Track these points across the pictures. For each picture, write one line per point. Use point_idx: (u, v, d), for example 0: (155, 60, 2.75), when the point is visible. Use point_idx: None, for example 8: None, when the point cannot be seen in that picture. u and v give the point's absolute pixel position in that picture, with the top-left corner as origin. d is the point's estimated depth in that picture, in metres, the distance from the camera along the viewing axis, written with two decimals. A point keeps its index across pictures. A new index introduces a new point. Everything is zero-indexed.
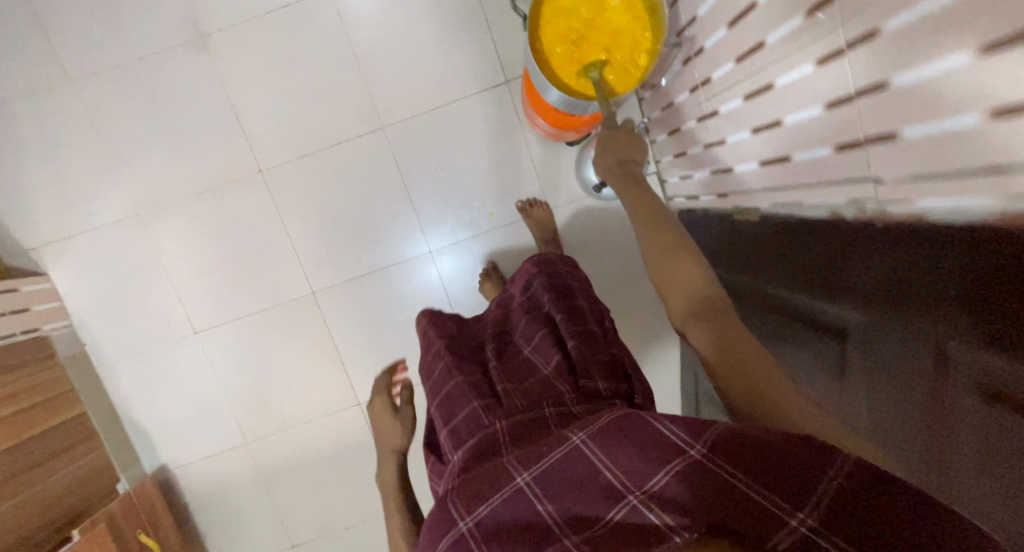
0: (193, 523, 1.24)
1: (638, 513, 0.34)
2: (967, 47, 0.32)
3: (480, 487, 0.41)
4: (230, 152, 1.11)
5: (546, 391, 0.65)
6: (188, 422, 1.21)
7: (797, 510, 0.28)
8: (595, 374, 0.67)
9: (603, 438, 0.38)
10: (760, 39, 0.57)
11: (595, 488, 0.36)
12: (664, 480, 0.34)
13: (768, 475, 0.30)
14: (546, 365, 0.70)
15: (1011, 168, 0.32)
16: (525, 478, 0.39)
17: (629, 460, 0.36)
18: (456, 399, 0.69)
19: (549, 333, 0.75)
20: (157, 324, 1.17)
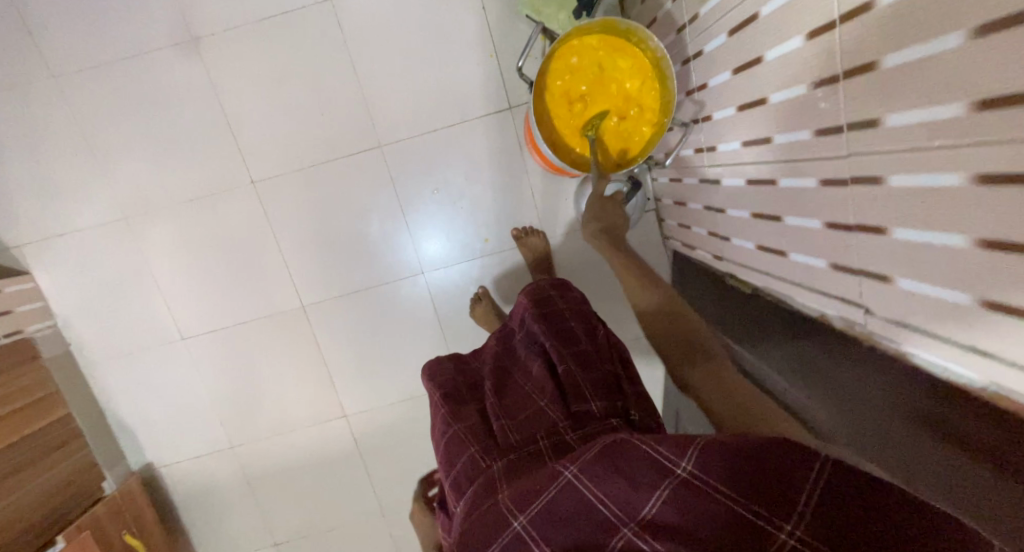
0: (178, 521, 1.25)
1: (635, 546, 0.36)
2: (966, 232, 0.33)
3: (480, 537, 0.44)
4: (222, 163, 1.08)
5: (541, 422, 0.62)
6: (175, 425, 1.21)
7: (784, 522, 0.32)
8: (590, 396, 0.63)
9: (593, 469, 0.42)
10: (767, 134, 0.55)
11: (591, 523, 0.40)
12: (655, 506, 0.37)
13: (758, 484, 0.34)
14: (539, 397, 0.66)
15: (1004, 358, 0.34)
16: (520, 522, 0.42)
17: (619, 491, 0.40)
18: (452, 446, 0.65)
19: (541, 364, 0.70)
20: (144, 328, 1.15)
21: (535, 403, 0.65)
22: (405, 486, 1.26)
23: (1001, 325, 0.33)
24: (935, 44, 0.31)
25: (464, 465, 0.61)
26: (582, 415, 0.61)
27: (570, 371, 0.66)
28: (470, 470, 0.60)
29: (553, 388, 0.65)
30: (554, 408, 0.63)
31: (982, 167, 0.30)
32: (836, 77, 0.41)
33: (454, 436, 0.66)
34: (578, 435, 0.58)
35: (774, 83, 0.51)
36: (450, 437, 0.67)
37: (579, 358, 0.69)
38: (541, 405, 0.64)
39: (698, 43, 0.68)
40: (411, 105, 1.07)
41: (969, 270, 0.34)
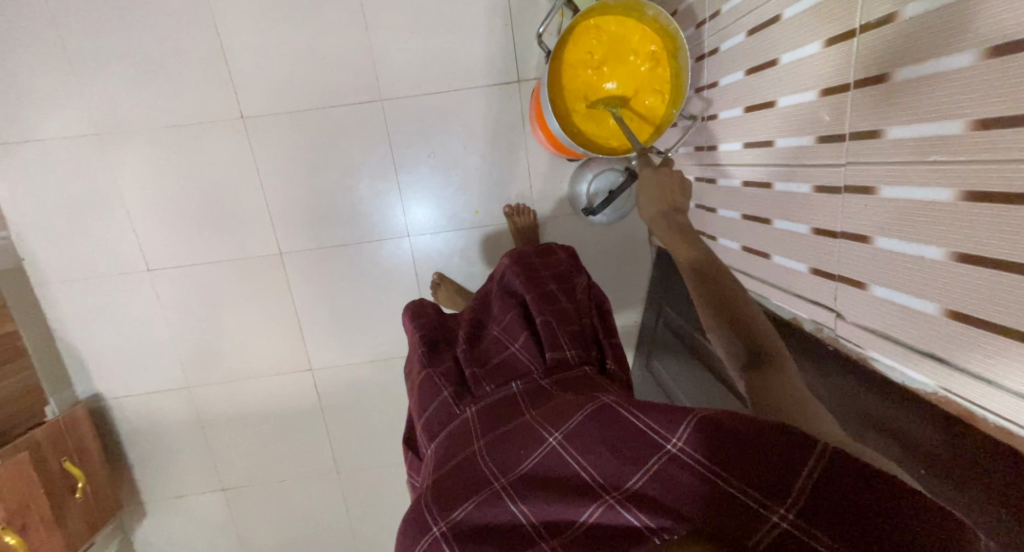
0: (123, 457, 1.22)
1: (615, 513, 0.39)
2: (942, 245, 0.36)
3: (458, 490, 0.46)
4: (210, 94, 1.03)
5: (513, 368, 0.63)
6: (129, 359, 1.16)
7: (777, 506, 0.33)
8: (565, 345, 0.64)
9: (578, 441, 0.44)
10: (771, 139, 0.57)
11: (571, 488, 0.42)
12: (641, 480, 0.39)
13: (753, 467, 0.34)
14: (511, 343, 0.67)
15: (959, 367, 0.37)
16: (501, 483, 0.45)
17: (606, 460, 0.42)
18: (426, 391, 0.65)
19: (516, 313, 0.71)
20: (106, 253, 1.09)
21: (507, 349, 0.66)
22: (365, 446, 1.26)
23: (961, 334, 0.36)
24: (951, 62, 0.33)
25: (439, 409, 0.62)
26: (555, 362, 0.62)
27: (546, 324, 0.66)
28: (445, 416, 0.61)
29: (529, 337, 0.66)
30: (528, 356, 0.64)
31: (973, 183, 0.32)
32: (847, 86, 0.43)
33: (428, 379, 0.66)
34: (550, 381, 0.60)
35: (786, 87, 0.53)
36: (423, 380, 0.66)
37: (556, 314, 0.69)
38: (513, 350, 0.66)
39: (716, 40, 0.69)
40: (418, 62, 1.04)
41: (940, 280, 0.36)
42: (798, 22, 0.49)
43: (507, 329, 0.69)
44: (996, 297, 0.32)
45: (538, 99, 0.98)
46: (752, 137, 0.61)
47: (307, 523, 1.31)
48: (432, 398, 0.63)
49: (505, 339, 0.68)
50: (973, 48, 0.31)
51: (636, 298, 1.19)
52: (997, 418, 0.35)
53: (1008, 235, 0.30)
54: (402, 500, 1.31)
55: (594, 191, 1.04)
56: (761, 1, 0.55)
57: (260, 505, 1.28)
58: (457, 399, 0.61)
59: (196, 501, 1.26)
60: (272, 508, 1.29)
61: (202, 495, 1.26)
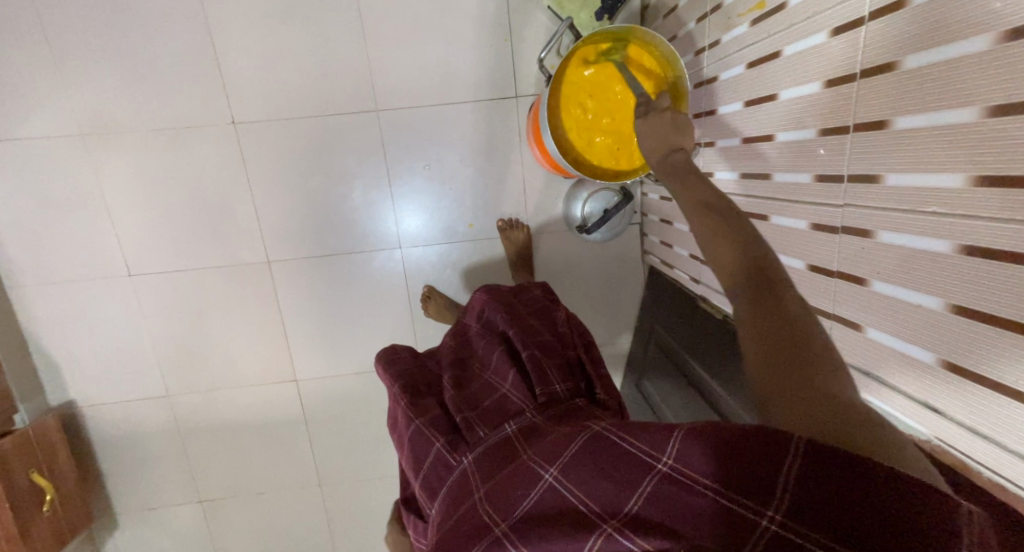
0: (96, 467, 1.18)
1: (615, 543, 0.36)
2: (939, 296, 0.36)
3: (462, 547, 0.45)
4: (201, 97, 1.00)
5: (504, 407, 0.62)
6: (107, 366, 1.12)
7: (768, 508, 0.31)
8: (552, 379, 0.64)
9: (571, 474, 0.43)
10: (768, 172, 0.57)
11: (569, 523, 0.40)
12: (637, 503, 0.38)
13: (744, 479, 0.33)
14: (500, 383, 0.66)
15: (953, 418, 0.37)
16: (501, 529, 0.43)
17: (602, 490, 0.40)
18: (418, 445, 0.63)
19: (501, 351, 0.70)
20: (87, 257, 1.06)
21: (497, 390, 0.65)
22: (349, 459, 1.24)
23: (956, 386, 0.36)
24: (954, 116, 0.33)
25: (436, 464, 0.60)
26: (545, 397, 0.62)
27: (533, 358, 0.66)
28: (443, 469, 0.60)
29: (517, 375, 0.65)
30: (518, 393, 0.63)
31: (972, 238, 0.32)
32: (846, 129, 0.43)
33: (417, 431, 0.64)
34: (542, 416, 0.59)
35: (784, 123, 0.53)
36: (413, 432, 0.65)
37: (542, 346, 0.69)
38: (502, 391, 0.65)
39: (714, 69, 0.69)
40: (416, 74, 1.03)
41: (937, 329, 0.36)
42: (798, 60, 0.49)
43: (494, 368, 0.68)
44: (994, 353, 0.32)
45: (535, 116, 0.98)
46: (749, 169, 0.62)
47: (287, 536, 1.27)
48: (426, 452, 0.62)
49: (493, 380, 0.67)
50: (977, 105, 0.31)
51: (628, 316, 1.19)
52: (992, 472, 0.35)
53: (1006, 292, 0.30)
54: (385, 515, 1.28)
55: (589, 211, 1.03)
56: (762, 36, 0.55)
57: (238, 518, 1.25)
58: (451, 448, 0.60)
59: (171, 513, 1.22)
60: (251, 522, 1.25)
61: (177, 507, 1.22)
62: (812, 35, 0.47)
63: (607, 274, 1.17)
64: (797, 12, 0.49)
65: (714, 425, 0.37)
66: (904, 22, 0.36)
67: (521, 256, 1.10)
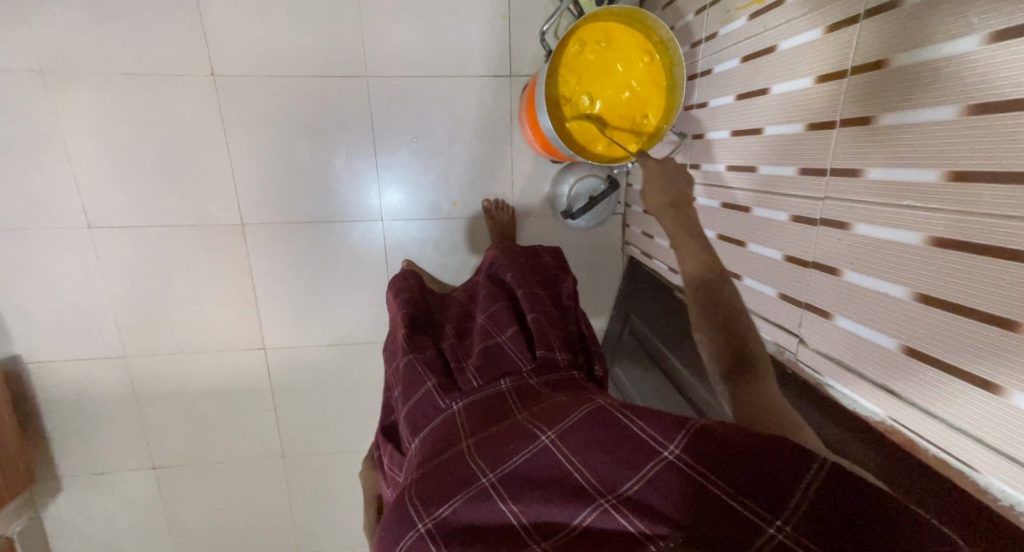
0: (40, 428, 1.11)
1: (611, 518, 0.40)
2: (905, 285, 0.38)
3: (445, 486, 0.45)
4: (180, 44, 0.95)
5: (500, 362, 0.62)
6: (58, 322, 1.06)
7: (775, 519, 0.35)
8: (555, 345, 0.64)
9: (572, 441, 0.46)
10: (753, 165, 0.59)
11: (565, 490, 0.43)
12: (636, 485, 0.41)
13: (750, 487, 0.37)
14: (499, 334, 0.66)
15: (907, 399, 0.39)
16: (489, 480, 0.44)
17: (603, 464, 0.43)
18: (408, 378, 0.63)
19: (505, 305, 0.70)
20: (41, 205, 0.99)
21: (494, 340, 0.65)
22: (314, 432, 1.22)
23: (917, 371, 0.38)
24: (935, 114, 0.35)
25: (422, 402, 0.60)
26: (544, 361, 0.62)
27: (537, 321, 0.66)
28: (429, 408, 0.60)
29: (516, 330, 0.65)
30: (516, 350, 0.62)
31: (945, 232, 0.34)
32: (834, 123, 0.45)
33: (409, 366, 0.64)
34: (539, 380, 0.60)
35: (773, 117, 0.54)
36: (407, 367, 0.64)
37: (545, 312, 0.69)
38: (499, 342, 0.64)
39: (709, 61, 0.70)
40: (409, 42, 1.00)
41: (902, 318, 0.38)
42: (793, 55, 0.51)
43: (493, 319, 0.68)
44: (955, 340, 0.34)
45: (528, 95, 0.97)
46: (735, 160, 0.63)
47: (245, 507, 1.25)
48: (415, 387, 0.62)
49: (491, 330, 0.67)
50: (958, 103, 0.33)
51: (603, 304, 1.21)
52: (938, 449, 0.38)
53: (972, 283, 0.32)
54: (348, 490, 1.27)
55: (574, 197, 1.04)
56: (760, 30, 0.56)
57: (194, 486, 1.21)
58: (441, 390, 0.60)
59: (121, 479, 1.18)
60: (207, 490, 1.22)
61: (128, 472, 1.17)
62: (808, 31, 0.48)
63: (587, 261, 1.18)
64: (796, 7, 0.50)
65: (729, 430, 0.40)
66: (897, 20, 0.37)
67: (504, 235, 1.10)
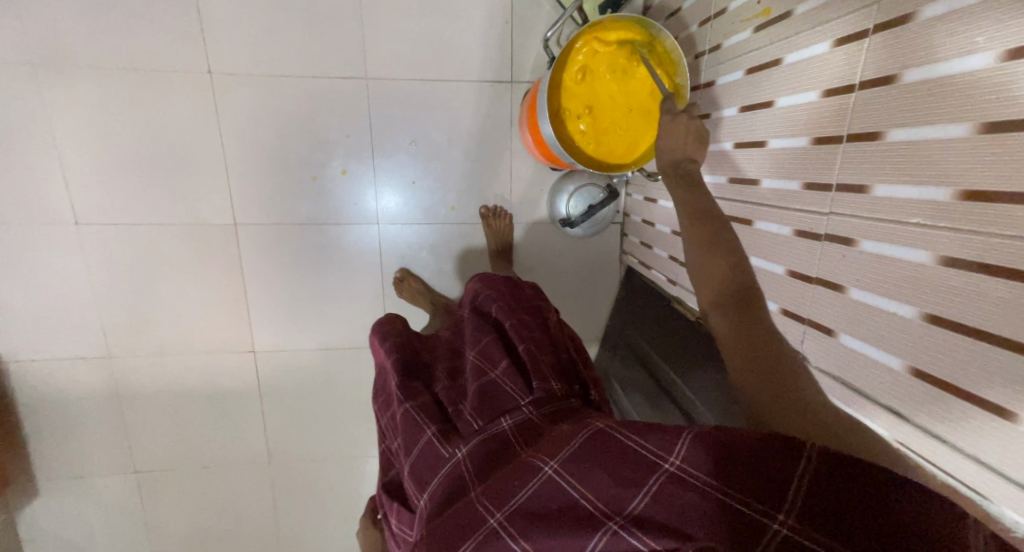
0: (17, 430, 1.08)
1: (622, 541, 0.37)
2: (913, 305, 0.37)
3: (455, 536, 0.43)
4: (175, 41, 0.93)
5: (497, 398, 0.60)
6: (42, 321, 1.03)
7: (778, 512, 0.34)
8: (549, 376, 0.62)
9: (573, 466, 0.43)
10: (756, 178, 0.58)
11: (572, 519, 0.40)
12: (642, 501, 0.39)
13: (749, 482, 0.36)
14: (491, 369, 0.64)
15: (913, 420, 0.38)
16: (497, 519, 0.42)
17: (604, 485, 0.41)
18: (408, 429, 0.62)
19: (494, 339, 0.68)
20: (28, 200, 0.97)
21: (487, 374, 0.63)
22: (302, 438, 1.19)
23: (924, 392, 0.37)
24: (947, 131, 0.34)
25: (424, 451, 0.59)
26: (542, 393, 0.59)
27: (529, 351, 0.65)
28: (432, 458, 0.58)
29: (509, 361, 0.64)
30: (510, 382, 0.61)
31: (956, 251, 0.33)
32: (840, 138, 0.44)
33: (407, 415, 0.63)
34: (537, 415, 0.58)
35: (777, 131, 0.54)
36: (405, 418, 0.63)
37: (536, 341, 0.68)
38: (493, 375, 0.63)
39: (713, 73, 0.70)
40: (411, 45, 1.00)
41: (911, 338, 0.38)
42: (799, 68, 0.50)
43: (484, 353, 0.67)
44: (965, 364, 0.33)
45: (529, 102, 0.96)
46: (737, 173, 0.63)
47: (229, 514, 1.21)
48: (415, 438, 0.60)
49: (483, 365, 0.65)
50: (972, 120, 0.32)
51: (599, 314, 1.20)
52: (946, 475, 0.37)
53: (984, 305, 0.31)
54: (335, 497, 1.25)
55: (572, 206, 1.04)
56: (765, 42, 0.56)
57: (177, 492, 1.18)
58: (442, 438, 0.59)
59: (101, 484, 1.14)
60: (190, 496, 1.19)
61: (109, 476, 1.14)
62: (815, 45, 0.48)
63: (584, 270, 1.17)
64: (802, 21, 0.49)
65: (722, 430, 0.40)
66: (906, 36, 0.37)
67: (501, 242, 1.09)
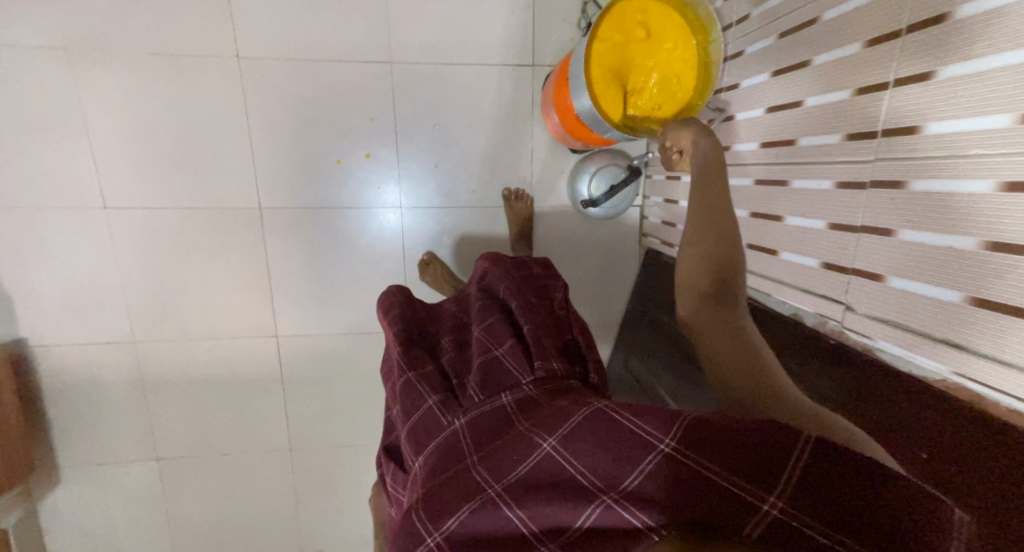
0: (42, 416, 1.08)
1: (614, 514, 0.38)
2: (973, 236, 0.37)
3: (452, 499, 0.44)
4: (205, 27, 0.95)
5: (498, 375, 0.59)
6: (68, 306, 1.04)
7: (769, 492, 0.33)
8: (551, 356, 0.60)
9: (571, 443, 0.44)
10: (793, 138, 0.59)
11: (567, 491, 0.41)
12: (636, 480, 0.39)
13: (743, 465, 0.35)
14: (495, 347, 0.62)
15: (973, 350, 0.39)
16: (495, 489, 0.43)
17: (601, 462, 0.41)
18: (408, 396, 0.61)
19: (501, 318, 0.66)
20: (57, 185, 0.98)
21: (490, 352, 0.61)
22: (323, 425, 1.19)
23: (985, 321, 0.37)
24: (1006, 58, 0.34)
25: (424, 420, 0.58)
26: (542, 374, 0.58)
27: (534, 332, 0.63)
28: (432, 426, 0.57)
29: (513, 341, 0.62)
30: (513, 363, 0.59)
31: (1016, 175, 0.34)
32: (885, 84, 0.45)
33: (408, 384, 0.62)
34: (539, 391, 0.56)
35: (816, 88, 0.55)
36: (406, 387, 0.61)
37: (541, 323, 0.66)
38: (495, 355, 0.61)
39: (742, 43, 0.71)
40: (435, 30, 1.01)
41: (969, 270, 0.38)
42: (837, 23, 0.51)
43: (490, 332, 0.64)
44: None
45: (551, 82, 0.97)
46: (772, 136, 0.64)
47: (249, 503, 1.21)
48: (415, 406, 0.60)
49: (487, 342, 0.63)
50: None
51: (618, 298, 1.20)
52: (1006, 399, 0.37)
53: None
54: (355, 485, 1.24)
55: (595, 188, 1.04)
56: (799, 4, 0.57)
57: (198, 479, 1.18)
58: (443, 407, 0.58)
59: (123, 471, 1.14)
60: (211, 485, 1.19)
61: (130, 463, 1.14)
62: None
63: (605, 253, 1.17)
64: None
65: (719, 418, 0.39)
66: None
67: (523, 225, 1.10)
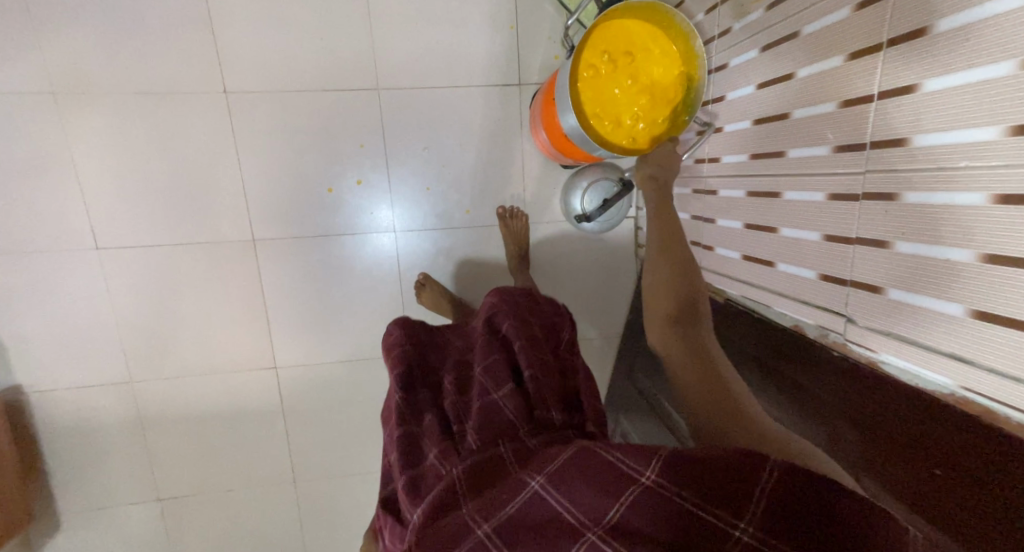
0: (40, 462, 1.06)
1: None
2: (971, 248, 0.37)
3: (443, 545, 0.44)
4: (191, 64, 0.95)
5: (494, 420, 0.59)
6: (63, 348, 1.03)
7: (738, 520, 0.37)
8: (550, 404, 0.61)
9: (559, 483, 0.44)
10: (782, 149, 0.59)
11: (556, 531, 0.42)
12: (620, 513, 0.41)
13: (719, 491, 0.38)
14: (494, 390, 0.62)
15: (982, 364, 0.38)
16: (483, 531, 0.44)
17: (585, 498, 0.43)
18: (406, 445, 0.62)
19: (501, 356, 0.66)
20: (48, 229, 0.97)
21: (489, 394, 0.62)
22: (326, 453, 1.17)
23: (990, 335, 0.37)
24: (990, 71, 0.34)
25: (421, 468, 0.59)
26: (541, 423, 0.60)
27: (533, 376, 0.63)
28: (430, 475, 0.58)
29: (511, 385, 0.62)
30: (513, 409, 0.60)
31: (1009, 187, 0.34)
32: (870, 97, 0.45)
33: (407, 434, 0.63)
34: (538, 440, 0.57)
35: (801, 101, 0.55)
36: (405, 437, 0.63)
37: (540, 361, 0.66)
38: (494, 398, 0.61)
39: (725, 56, 0.72)
40: (421, 55, 1.02)
41: (969, 282, 0.37)
42: (819, 36, 0.51)
43: (490, 371, 0.64)
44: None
45: (538, 100, 0.97)
46: (761, 148, 0.64)
47: (255, 538, 1.19)
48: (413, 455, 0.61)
49: (488, 384, 0.63)
50: (1016, 57, 0.32)
51: (617, 310, 1.20)
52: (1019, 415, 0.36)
53: None
54: (361, 512, 1.22)
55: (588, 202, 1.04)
56: (779, 18, 0.58)
57: (201, 517, 1.16)
58: (441, 456, 0.58)
59: (124, 513, 1.12)
60: (215, 521, 1.16)
61: (132, 505, 1.12)
62: (835, 12, 0.48)
63: (602, 266, 1.17)
64: None
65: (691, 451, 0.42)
66: None
67: (519, 242, 1.09)
